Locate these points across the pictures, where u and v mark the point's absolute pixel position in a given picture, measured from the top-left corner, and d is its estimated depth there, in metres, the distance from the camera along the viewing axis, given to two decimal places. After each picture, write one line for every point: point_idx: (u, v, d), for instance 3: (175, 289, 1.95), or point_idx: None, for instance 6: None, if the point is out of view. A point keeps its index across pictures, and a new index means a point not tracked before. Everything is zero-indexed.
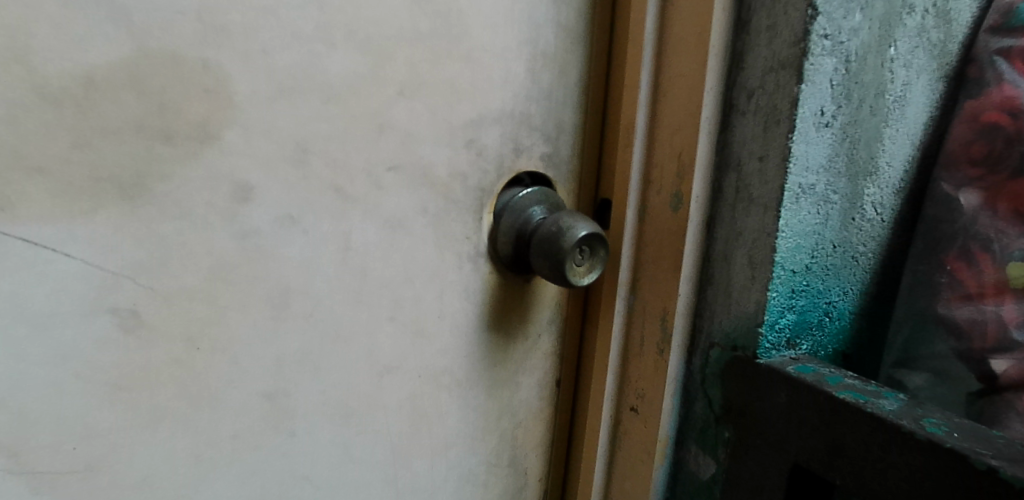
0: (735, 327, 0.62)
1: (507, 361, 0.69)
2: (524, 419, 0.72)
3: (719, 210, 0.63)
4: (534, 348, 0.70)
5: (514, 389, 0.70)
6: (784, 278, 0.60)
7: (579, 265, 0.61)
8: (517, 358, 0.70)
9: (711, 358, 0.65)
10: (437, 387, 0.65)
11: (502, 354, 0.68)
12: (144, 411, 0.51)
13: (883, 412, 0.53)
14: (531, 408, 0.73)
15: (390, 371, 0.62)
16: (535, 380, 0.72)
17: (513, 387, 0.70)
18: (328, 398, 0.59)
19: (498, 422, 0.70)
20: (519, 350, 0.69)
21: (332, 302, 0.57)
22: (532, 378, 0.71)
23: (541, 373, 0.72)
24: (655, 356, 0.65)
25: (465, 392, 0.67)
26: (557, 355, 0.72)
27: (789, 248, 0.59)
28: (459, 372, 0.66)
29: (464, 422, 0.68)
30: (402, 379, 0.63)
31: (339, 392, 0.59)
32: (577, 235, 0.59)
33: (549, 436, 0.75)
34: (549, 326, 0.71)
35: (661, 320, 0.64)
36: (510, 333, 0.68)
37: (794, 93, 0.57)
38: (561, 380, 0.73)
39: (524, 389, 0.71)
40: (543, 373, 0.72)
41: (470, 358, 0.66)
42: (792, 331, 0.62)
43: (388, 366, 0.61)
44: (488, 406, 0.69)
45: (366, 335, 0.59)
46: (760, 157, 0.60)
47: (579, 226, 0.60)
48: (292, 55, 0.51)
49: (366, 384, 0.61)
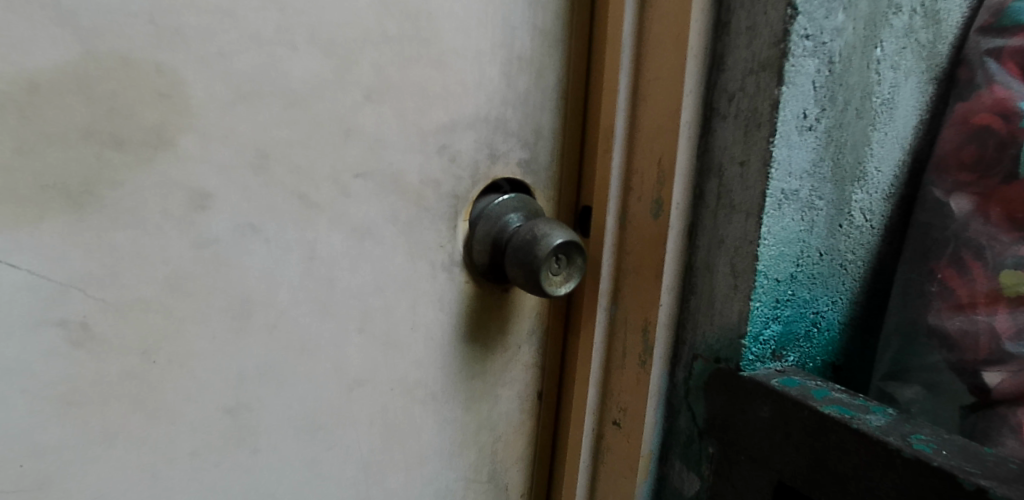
0: (718, 339, 0.60)
1: (485, 373, 0.67)
2: (503, 433, 0.70)
3: (701, 217, 0.61)
4: (515, 360, 0.68)
5: (493, 402, 0.68)
6: (768, 288, 0.57)
7: (555, 274, 0.59)
8: (495, 371, 0.67)
9: (694, 370, 0.62)
10: (410, 401, 0.63)
11: (479, 365, 0.66)
12: (96, 427, 0.49)
13: (869, 428, 0.50)
14: (512, 422, 0.70)
15: (359, 385, 0.59)
16: (515, 392, 0.70)
17: (491, 400, 0.68)
18: (294, 412, 0.57)
19: (476, 437, 0.68)
20: (497, 362, 0.67)
21: (297, 313, 0.55)
22: (512, 391, 0.69)
23: (521, 385, 0.70)
24: (638, 369, 0.63)
25: (440, 405, 0.65)
26: (538, 366, 0.70)
27: (773, 256, 0.57)
28: (433, 385, 0.64)
29: (439, 437, 0.66)
30: (372, 393, 0.60)
31: (305, 406, 0.57)
32: (552, 243, 0.57)
33: (530, 451, 0.73)
34: (530, 337, 0.69)
35: (642, 331, 0.62)
36: (488, 345, 0.66)
37: (775, 96, 0.55)
38: (542, 392, 0.71)
39: (503, 402, 0.69)
40: (522, 385, 0.70)
41: (446, 370, 0.64)
42: (777, 342, 0.59)
43: (357, 379, 0.59)
44: (465, 421, 0.67)
45: (334, 348, 0.57)
46: (742, 162, 0.57)
47: (554, 235, 0.58)
48: (252, 58, 0.49)
49: (335, 398, 0.58)
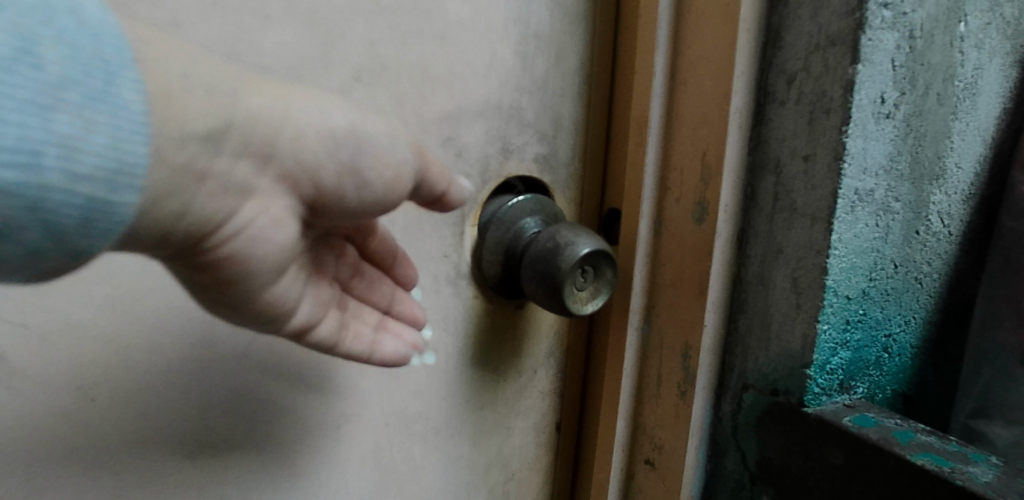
0: (775, 367, 0.50)
1: (495, 402, 0.57)
2: (517, 470, 0.61)
3: (753, 222, 0.51)
4: (530, 386, 0.59)
5: (505, 435, 0.59)
6: (837, 307, 0.48)
7: (580, 290, 0.49)
8: (508, 399, 0.58)
9: (745, 403, 0.52)
10: (409, 438, 0.53)
11: (489, 393, 0.57)
12: (21, 479, 0.40)
13: (978, 485, 0.41)
14: (525, 457, 0.61)
15: (349, 419, 0.50)
16: (531, 423, 0.60)
17: (503, 433, 0.59)
18: (265, 450, 0.47)
19: (486, 476, 0.59)
20: (510, 389, 0.58)
21: (272, 337, 0.46)
22: (527, 422, 0.60)
23: (538, 414, 0.60)
24: (676, 400, 0.53)
25: (444, 441, 0.55)
26: (557, 393, 0.61)
27: (843, 270, 0.47)
28: (436, 418, 0.54)
29: (443, 477, 0.56)
30: (364, 430, 0.51)
31: (279, 445, 0.48)
32: (578, 254, 0.48)
33: (548, 489, 0.63)
34: (548, 360, 0.59)
35: (682, 356, 0.53)
36: (499, 371, 0.57)
37: (849, 76, 0.45)
38: (562, 423, 0.62)
39: (517, 435, 0.60)
40: (539, 415, 0.60)
41: (450, 401, 0.55)
42: (846, 372, 0.50)
43: (347, 413, 0.50)
44: (473, 457, 0.58)
45: (318, 378, 0.48)
46: (805, 156, 0.48)
47: (580, 243, 0.48)
48: (213, 29, 0.40)
49: (319, 436, 0.49)
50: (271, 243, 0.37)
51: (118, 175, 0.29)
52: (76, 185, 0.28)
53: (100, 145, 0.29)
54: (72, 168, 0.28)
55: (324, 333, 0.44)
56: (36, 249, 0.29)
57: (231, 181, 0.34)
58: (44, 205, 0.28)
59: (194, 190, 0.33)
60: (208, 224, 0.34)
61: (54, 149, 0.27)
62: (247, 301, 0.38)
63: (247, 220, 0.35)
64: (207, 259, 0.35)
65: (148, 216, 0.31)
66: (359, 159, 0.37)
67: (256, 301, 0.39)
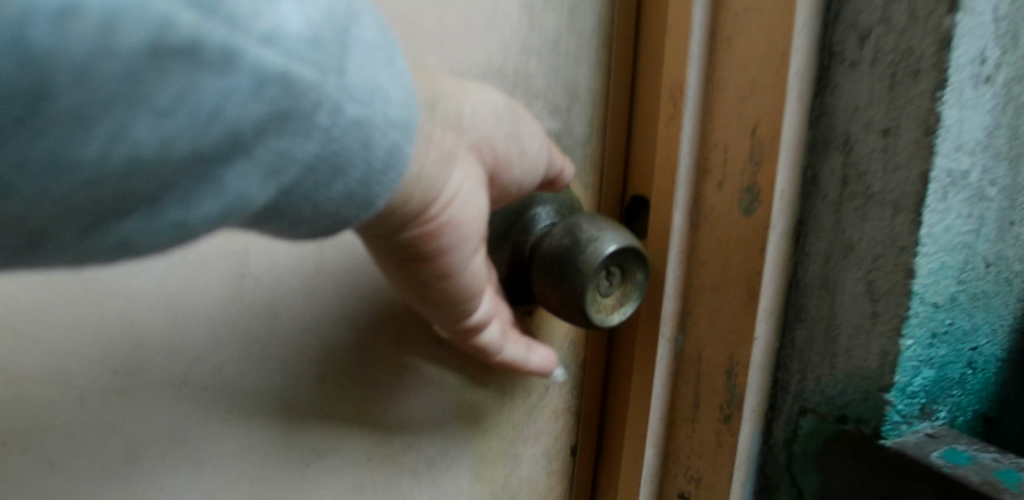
0: (842, 389, 0.41)
1: (497, 425, 0.48)
2: None
3: (814, 212, 0.42)
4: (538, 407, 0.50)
5: (512, 465, 0.50)
6: (923, 317, 0.38)
7: (605, 296, 0.40)
8: (514, 422, 0.49)
9: (801, 431, 0.43)
10: (398, 473, 0.44)
11: (490, 416, 0.48)
12: None
13: None
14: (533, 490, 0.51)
15: (324, 453, 0.40)
16: (542, 449, 0.51)
17: (509, 462, 0.49)
18: (217, 495, 0.37)
19: None
20: (518, 411, 0.49)
21: (220, 358, 0.36)
22: (538, 448, 0.51)
23: (550, 438, 0.51)
24: (717, 426, 0.44)
25: (441, 475, 0.46)
26: (571, 412, 0.52)
27: (932, 272, 0.38)
28: (430, 448, 0.45)
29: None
30: (341, 465, 0.41)
31: (234, 490, 0.38)
32: (603, 253, 0.38)
33: None
34: (562, 375, 0.50)
35: (726, 374, 0.44)
36: (503, 389, 0.47)
37: (947, 26, 0.36)
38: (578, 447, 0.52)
39: (526, 464, 0.50)
40: (551, 439, 0.51)
41: (447, 427, 0.46)
42: (928, 394, 0.41)
43: (317, 447, 0.40)
44: (474, 492, 0.48)
45: (284, 406, 0.38)
46: (884, 130, 0.39)
47: (603, 239, 0.39)
48: None
49: (285, 479, 0.39)
50: (480, 215, 0.32)
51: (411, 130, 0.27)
52: (388, 131, 0.26)
53: (386, 117, 0.26)
54: (339, 120, 0.24)
55: (491, 338, 0.38)
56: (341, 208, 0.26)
57: (439, 148, 0.30)
58: (344, 171, 0.25)
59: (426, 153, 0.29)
60: (428, 193, 0.30)
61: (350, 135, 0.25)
62: (442, 285, 0.33)
63: (452, 190, 0.31)
64: (421, 231, 0.31)
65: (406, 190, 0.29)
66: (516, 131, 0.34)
67: (463, 288, 0.34)
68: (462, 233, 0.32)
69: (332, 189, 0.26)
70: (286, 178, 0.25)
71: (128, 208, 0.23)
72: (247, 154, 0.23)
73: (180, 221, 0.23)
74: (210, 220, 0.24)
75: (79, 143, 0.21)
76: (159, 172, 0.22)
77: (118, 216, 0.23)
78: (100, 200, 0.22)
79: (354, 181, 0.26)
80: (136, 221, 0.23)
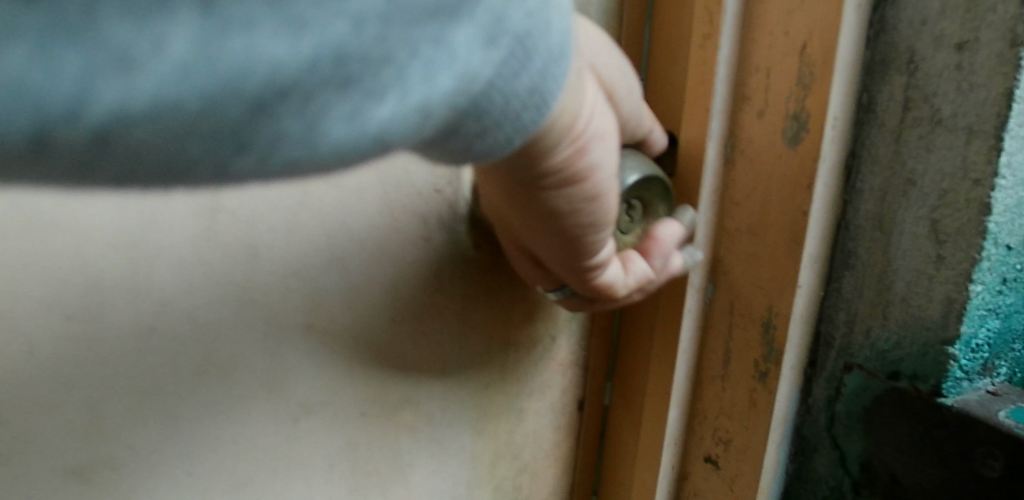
0: (896, 343, 0.37)
1: (499, 378, 0.44)
2: (530, 461, 0.48)
3: (868, 144, 0.37)
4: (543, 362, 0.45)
5: (518, 420, 0.46)
6: (994, 261, 0.33)
7: (624, 229, 0.37)
8: (521, 375, 0.45)
9: (845, 390, 0.39)
10: (393, 431, 0.40)
11: (494, 369, 0.43)
12: None
13: None
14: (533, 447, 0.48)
15: (313, 408, 0.36)
16: (549, 403, 0.47)
17: (515, 417, 0.46)
18: (186, 448, 0.32)
19: (492, 470, 0.46)
20: (526, 362, 0.45)
21: (188, 298, 0.31)
22: (545, 402, 0.47)
23: (557, 392, 0.47)
24: (751, 384, 0.40)
25: (440, 430, 0.42)
26: (581, 364, 0.48)
27: (1009, 208, 0.33)
28: (429, 401, 0.41)
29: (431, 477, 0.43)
30: (333, 420, 0.37)
31: (208, 444, 0.33)
32: (625, 184, 0.34)
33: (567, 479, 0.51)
34: (570, 325, 0.46)
35: (762, 326, 0.39)
36: (507, 340, 0.43)
37: None
38: (585, 399, 0.49)
39: (532, 419, 0.47)
40: (559, 393, 0.47)
41: (450, 379, 0.41)
42: (992, 348, 0.36)
43: (305, 402, 0.35)
44: (476, 449, 0.44)
45: (266, 354, 0.34)
46: (960, 43, 0.33)
47: (623, 166, 0.35)
48: None
49: (270, 435, 0.35)
50: (615, 131, 0.27)
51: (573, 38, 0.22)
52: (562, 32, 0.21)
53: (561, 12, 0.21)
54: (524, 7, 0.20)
55: (612, 273, 0.34)
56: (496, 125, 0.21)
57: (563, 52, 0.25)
58: (519, 75, 0.21)
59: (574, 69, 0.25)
60: (578, 105, 0.25)
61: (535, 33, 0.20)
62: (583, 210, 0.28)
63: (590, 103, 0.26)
64: (571, 152, 0.26)
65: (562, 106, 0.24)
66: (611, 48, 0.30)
67: (603, 214, 0.29)
68: (603, 152, 0.27)
69: (531, 74, 0.21)
70: (503, 50, 0.20)
71: (351, 77, 0.17)
72: (440, 31, 0.18)
73: (402, 100, 0.18)
74: (429, 103, 0.19)
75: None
76: (384, 29, 0.17)
77: (342, 90, 0.17)
78: (317, 68, 0.17)
79: (549, 62, 0.21)
80: (361, 99, 0.18)
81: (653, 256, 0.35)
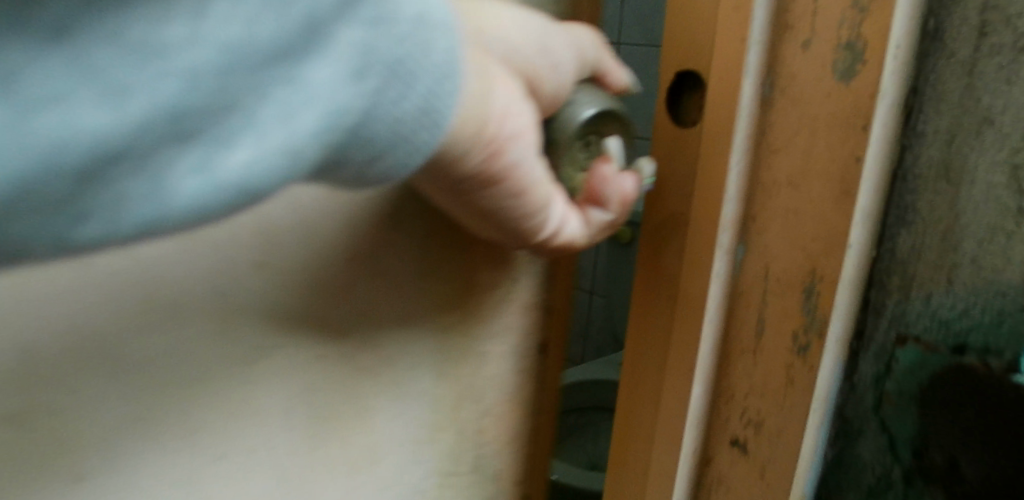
0: None
1: (459, 334, 0.35)
2: (489, 414, 0.38)
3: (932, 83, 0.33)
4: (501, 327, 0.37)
5: (479, 363, 0.37)
6: None
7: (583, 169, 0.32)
8: (484, 306, 0.36)
9: (902, 363, 0.37)
10: (353, 374, 0.31)
11: (452, 311, 0.34)
12: None
13: None
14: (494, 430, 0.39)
15: (265, 345, 0.27)
16: (510, 345, 0.38)
17: (475, 358, 0.36)
18: (143, 402, 0.24)
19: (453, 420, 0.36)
20: (488, 298, 0.36)
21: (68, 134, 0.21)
22: (506, 344, 0.38)
23: (516, 335, 0.38)
24: (787, 359, 0.35)
25: (400, 368, 0.33)
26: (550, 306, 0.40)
27: None
28: (382, 325, 0.31)
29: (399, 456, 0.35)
30: (287, 352, 0.28)
31: (161, 406, 0.25)
32: (580, 116, 0.30)
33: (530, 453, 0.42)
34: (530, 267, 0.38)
35: (804, 294, 0.34)
36: (465, 298, 0.35)
37: None
38: (544, 344, 0.40)
39: (493, 364, 0.38)
40: (519, 335, 0.38)
41: (411, 306, 0.32)
42: None
43: (258, 337, 0.27)
44: (438, 394, 0.35)
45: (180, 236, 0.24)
46: None
47: (574, 99, 0.30)
48: None
49: (190, 353, 0.25)
50: (533, 121, 0.24)
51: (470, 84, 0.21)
52: (454, 82, 0.20)
53: (454, 54, 0.20)
54: (395, 49, 0.19)
55: (573, 231, 0.30)
56: (361, 172, 0.20)
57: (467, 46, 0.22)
58: (399, 132, 0.19)
59: (488, 80, 0.23)
60: (490, 100, 0.22)
61: (422, 85, 0.19)
62: (509, 207, 0.26)
63: (503, 93, 0.23)
64: (484, 157, 0.23)
65: (463, 132, 0.22)
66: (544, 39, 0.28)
67: (542, 204, 0.26)
68: (526, 144, 0.24)
69: (413, 96, 0.19)
70: (366, 83, 0.18)
71: (186, 132, 0.16)
72: (291, 77, 0.17)
73: (259, 149, 0.17)
74: (285, 157, 0.17)
75: (116, 53, 0.15)
76: (224, 78, 0.16)
77: (184, 148, 0.16)
78: (149, 131, 0.15)
79: (435, 81, 0.20)
80: (196, 154, 0.16)
81: (610, 203, 0.31)
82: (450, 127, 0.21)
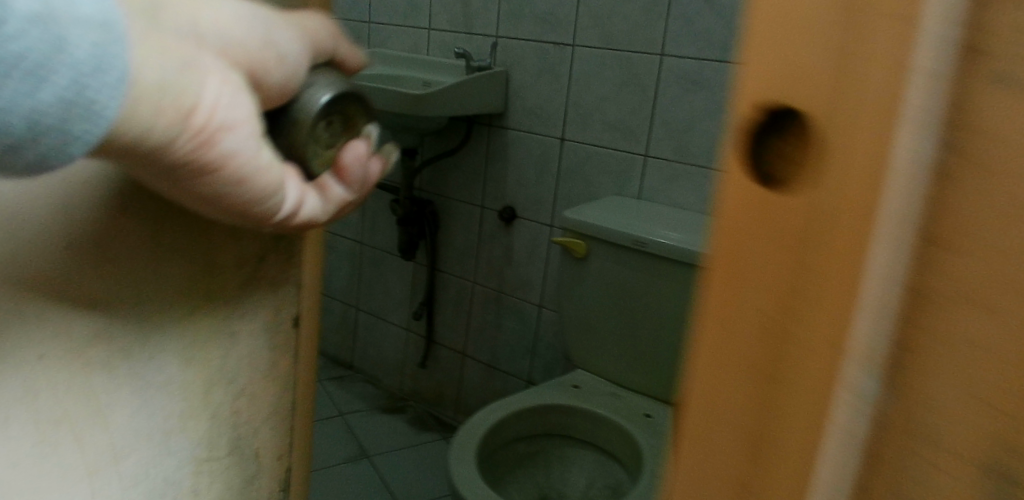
0: None
1: (211, 316, 0.58)
2: (197, 357, 0.58)
3: None
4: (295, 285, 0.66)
5: (158, 324, 0.54)
6: None
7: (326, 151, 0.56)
8: (226, 285, 0.59)
9: None
10: (108, 313, 0.51)
11: (214, 279, 0.58)
12: None
13: None
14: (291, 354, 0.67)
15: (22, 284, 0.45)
16: (257, 317, 0.63)
17: (154, 327, 0.54)
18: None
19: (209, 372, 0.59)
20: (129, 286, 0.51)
21: None
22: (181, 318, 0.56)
23: (269, 306, 0.64)
24: None
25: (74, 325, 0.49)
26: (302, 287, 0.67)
27: None
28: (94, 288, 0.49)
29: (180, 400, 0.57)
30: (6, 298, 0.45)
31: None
32: (317, 109, 0.52)
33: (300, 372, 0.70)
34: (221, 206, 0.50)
35: None
36: (255, 273, 0.62)
37: None
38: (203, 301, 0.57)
39: (170, 326, 0.55)
40: (264, 308, 0.64)
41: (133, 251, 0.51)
42: None
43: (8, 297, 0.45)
44: (119, 362, 0.52)
45: None
46: None
47: (314, 93, 0.53)
48: None
49: None
50: (234, 122, 0.44)
51: (112, 111, 0.36)
52: (131, 108, 0.37)
53: (133, 86, 0.37)
54: (100, 92, 0.36)
55: (273, 189, 0.49)
56: (52, 148, 0.36)
57: (178, 60, 0.40)
58: (91, 126, 0.36)
59: (170, 85, 0.39)
60: (184, 105, 0.40)
61: (113, 103, 0.36)
62: (210, 174, 0.44)
63: (207, 103, 0.42)
64: (193, 146, 0.42)
65: (149, 135, 0.39)
66: (268, 35, 0.49)
67: (245, 180, 0.47)
68: (236, 141, 0.44)
69: (85, 99, 0.35)
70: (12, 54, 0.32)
71: None
72: (33, 98, 0.33)
73: None
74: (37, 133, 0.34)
75: None
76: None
77: None
78: None
79: (103, 100, 0.36)
80: None
81: (341, 184, 0.58)
82: (114, 119, 0.37)
